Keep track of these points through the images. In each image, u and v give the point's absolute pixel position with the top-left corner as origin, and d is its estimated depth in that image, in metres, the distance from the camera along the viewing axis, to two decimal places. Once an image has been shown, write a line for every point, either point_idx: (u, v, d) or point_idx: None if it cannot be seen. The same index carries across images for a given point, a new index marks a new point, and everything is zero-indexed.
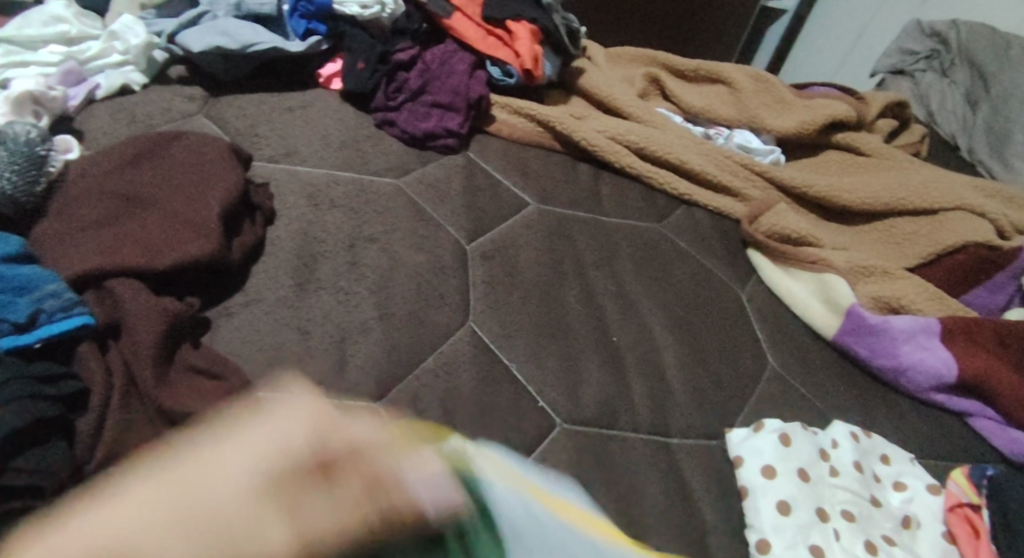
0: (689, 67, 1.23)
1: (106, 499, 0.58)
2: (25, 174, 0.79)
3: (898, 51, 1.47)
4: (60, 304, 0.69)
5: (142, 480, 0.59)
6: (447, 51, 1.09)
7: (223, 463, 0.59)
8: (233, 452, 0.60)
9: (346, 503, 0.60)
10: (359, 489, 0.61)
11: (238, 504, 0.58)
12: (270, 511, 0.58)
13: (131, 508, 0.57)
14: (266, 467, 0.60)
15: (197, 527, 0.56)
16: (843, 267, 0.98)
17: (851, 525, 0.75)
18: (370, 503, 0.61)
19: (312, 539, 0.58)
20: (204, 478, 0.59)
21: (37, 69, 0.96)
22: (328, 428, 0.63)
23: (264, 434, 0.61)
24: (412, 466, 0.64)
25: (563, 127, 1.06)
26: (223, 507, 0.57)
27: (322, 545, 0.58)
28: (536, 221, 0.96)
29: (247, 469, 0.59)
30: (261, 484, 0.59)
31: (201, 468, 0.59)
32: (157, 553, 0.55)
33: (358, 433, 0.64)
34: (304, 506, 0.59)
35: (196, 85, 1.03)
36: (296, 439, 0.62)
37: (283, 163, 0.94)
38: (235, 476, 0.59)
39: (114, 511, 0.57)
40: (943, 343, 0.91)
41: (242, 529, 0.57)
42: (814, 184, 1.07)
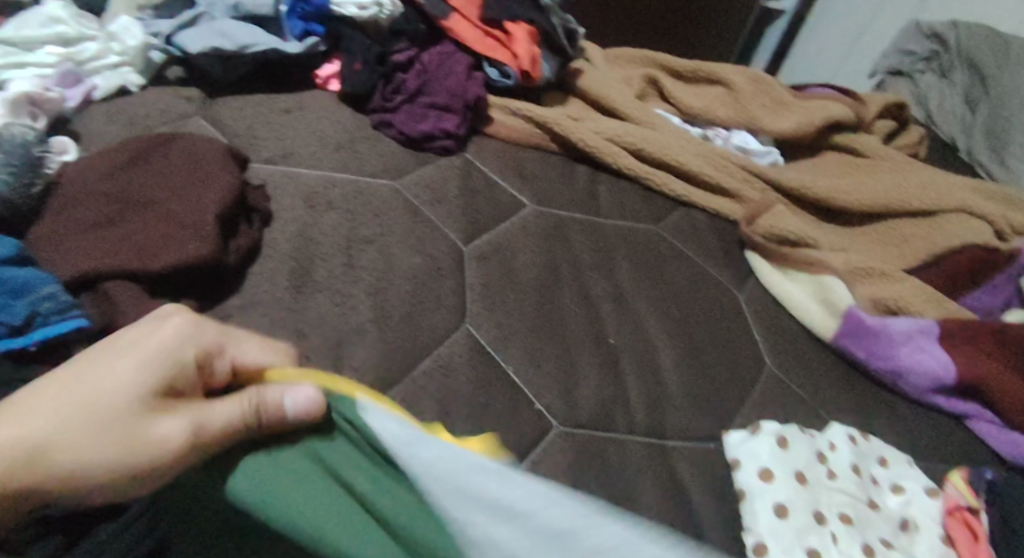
0: (688, 68, 1.23)
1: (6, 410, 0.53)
2: (22, 176, 0.79)
3: (897, 52, 1.49)
4: (56, 306, 0.70)
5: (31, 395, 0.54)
6: (445, 52, 1.08)
7: (112, 374, 0.54)
8: (118, 357, 0.55)
9: (218, 418, 0.56)
10: (239, 403, 0.57)
11: (136, 408, 0.53)
12: (156, 417, 0.54)
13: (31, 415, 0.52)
14: (152, 382, 0.54)
15: (98, 426, 0.52)
16: (840, 269, 0.98)
17: (848, 527, 0.74)
18: (243, 418, 0.57)
19: (200, 436, 0.55)
20: (101, 381, 0.54)
21: (35, 70, 0.96)
22: (173, 347, 0.56)
23: (146, 339, 0.56)
24: (281, 391, 0.59)
25: (561, 128, 1.06)
26: (118, 407, 0.53)
27: (200, 441, 0.55)
28: (534, 223, 0.96)
29: (135, 372, 0.54)
30: (147, 397, 0.54)
31: (84, 375, 0.54)
32: (84, 455, 0.52)
33: (245, 353, 0.60)
34: (193, 416, 0.55)
35: (194, 85, 1.03)
36: (177, 338, 0.56)
37: (281, 165, 0.93)
38: (126, 389, 0.54)
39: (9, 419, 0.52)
40: (941, 345, 0.91)
41: (135, 438, 0.53)
42: (812, 186, 1.07)
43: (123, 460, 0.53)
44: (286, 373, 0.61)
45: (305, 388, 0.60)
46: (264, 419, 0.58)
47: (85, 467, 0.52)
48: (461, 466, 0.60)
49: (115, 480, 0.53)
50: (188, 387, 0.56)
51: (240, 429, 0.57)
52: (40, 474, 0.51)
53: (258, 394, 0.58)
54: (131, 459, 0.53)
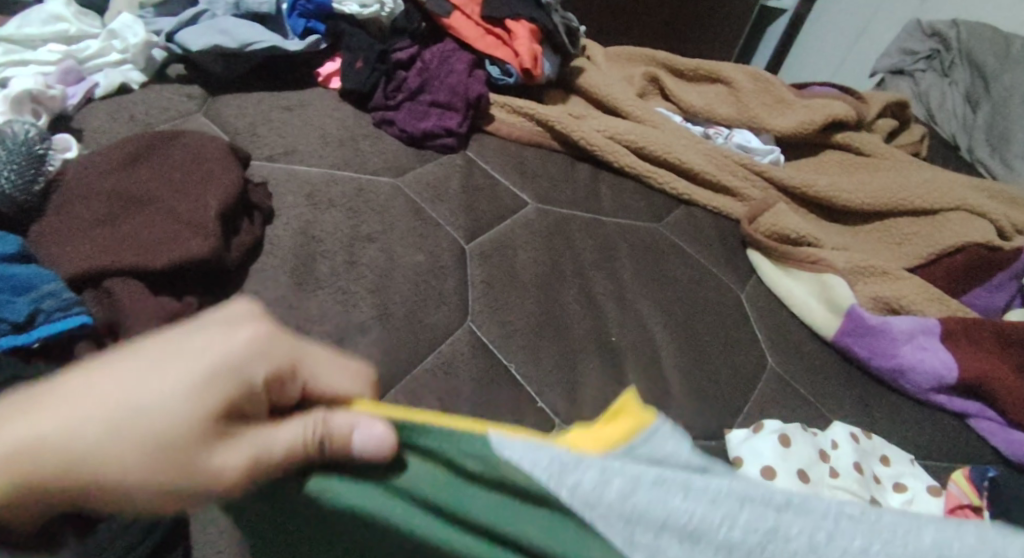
0: (689, 67, 1.23)
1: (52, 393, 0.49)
2: (24, 173, 0.79)
3: (898, 51, 1.48)
4: (59, 303, 0.70)
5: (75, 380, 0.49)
6: (446, 50, 1.09)
7: (153, 385, 0.49)
8: (186, 354, 0.50)
9: (284, 444, 0.52)
10: (303, 426, 0.52)
11: (187, 436, 0.49)
12: (201, 444, 0.49)
13: (76, 405, 0.48)
14: (209, 403, 0.49)
15: (144, 441, 0.48)
16: (843, 267, 0.98)
17: None
18: (308, 444, 0.53)
19: (263, 461, 0.51)
20: (153, 392, 0.49)
21: (35, 67, 0.96)
22: (267, 352, 0.52)
23: (210, 350, 0.50)
24: (349, 425, 0.53)
25: (562, 126, 1.06)
26: (167, 430, 0.48)
27: (263, 465, 0.51)
28: (536, 221, 0.96)
29: (189, 385, 0.49)
30: (200, 421, 0.49)
31: (127, 383, 0.49)
32: (115, 458, 0.48)
33: (323, 378, 0.55)
34: (251, 444, 0.51)
35: (195, 83, 1.03)
36: (247, 356, 0.51)
37: (282, 163, 0.93)
38: (173, 408, 0.48)
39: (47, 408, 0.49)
40: (945, 344, 0.91)
41: (183, 466, 0.49)
42: (814, 184, 1.07)
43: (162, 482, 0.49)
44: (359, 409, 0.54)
45: (374, 423, 0.53)
46: (335, 451, 0.53)
47: (125, 481, 0.48)
48: (629, 483, 0.50)
49: (156, 496, 0.49)
50: (255, 409, 0.51)
51: (306, 454, 0.53)
52: (77, 480, 0.48)
53: (322, 425, 0.53)
54: (176, 482, 0.49)
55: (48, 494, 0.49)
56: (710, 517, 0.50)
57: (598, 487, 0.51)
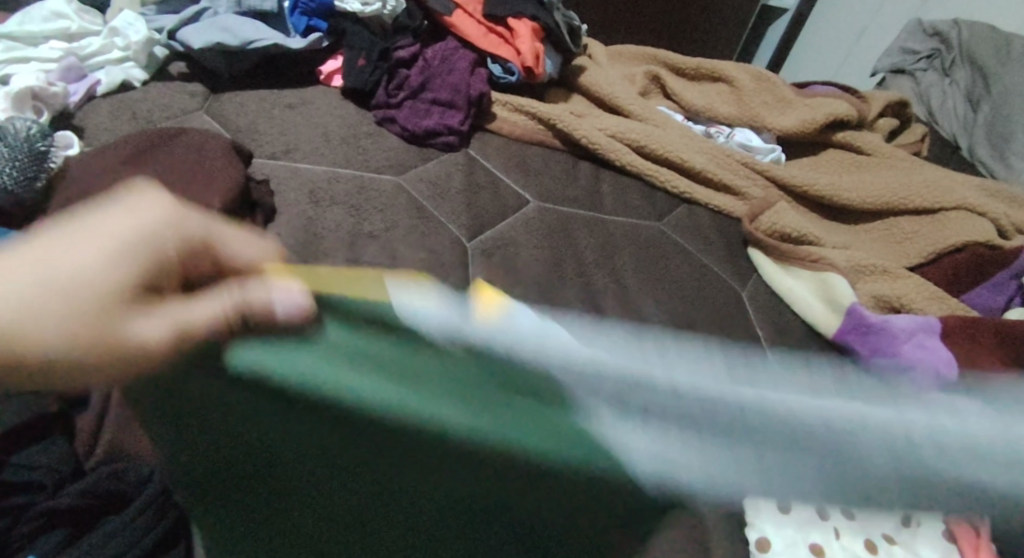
0: (690, 65, 1.23)
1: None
2: (26, 169, 0.80)
3: (899, 50, 1.48)
4: None
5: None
6: (447, 48, 1.08)
7: (69, 254, 0.54)
8: (93, 230, 0.55)
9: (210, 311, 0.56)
10: (226, 299, 0.56)
11: (105, 303, 0.54)
12: (125, 311, 0.55)
13: None
14: (131, 272, 0.55)
15: (71, 307, 0.54)
16: (843, 266, 0.98)
17: (851, 524, 0.75)
18: (231, 312, 0.56)
19: (185, 334, 0.55)
20: (78, 263, 0.54)
21: (37, 64, 0.96)
22: (180, 223, 0.57)
23: (122, 224, 0.55)
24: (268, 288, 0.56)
25: (563, 124, 1.06)
26: (81, 297, 0.54)
27: (184, 336, 0.55)
28: (537, 219, 0.97)
29: (111, 255, 0.55)
30: (121, 292, 0.55)
31: (51, 249, 0.54)
32: (29, 331, 0.53)
33: (237, 247, 0.60)
34: (172, 316, 0.56)
35: (197, 81, 1.03)
36: (162, 227, 0.56)
37: (284, 160, 0.93)
38: (107, 276, 0.54)
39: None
40: (943, 341, 0.91)
41: (110, 333, 0.54)
42: (815, 183, 1.07)
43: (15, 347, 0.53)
44: (271, 275, 0.58)
45: (287, 288, 0.56)
46: (257, 316, 0.56)
47: (51, 349, 0.54)
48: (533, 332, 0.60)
49: (78, 361, 0.54)
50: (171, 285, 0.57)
51: (228, 325, 0.56)
52: (4, 353, 0.53)
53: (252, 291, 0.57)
54: (93, 352, 0.54)
55: None
56: (648, 367, 0.60)
57: (531, 346, 0.58)
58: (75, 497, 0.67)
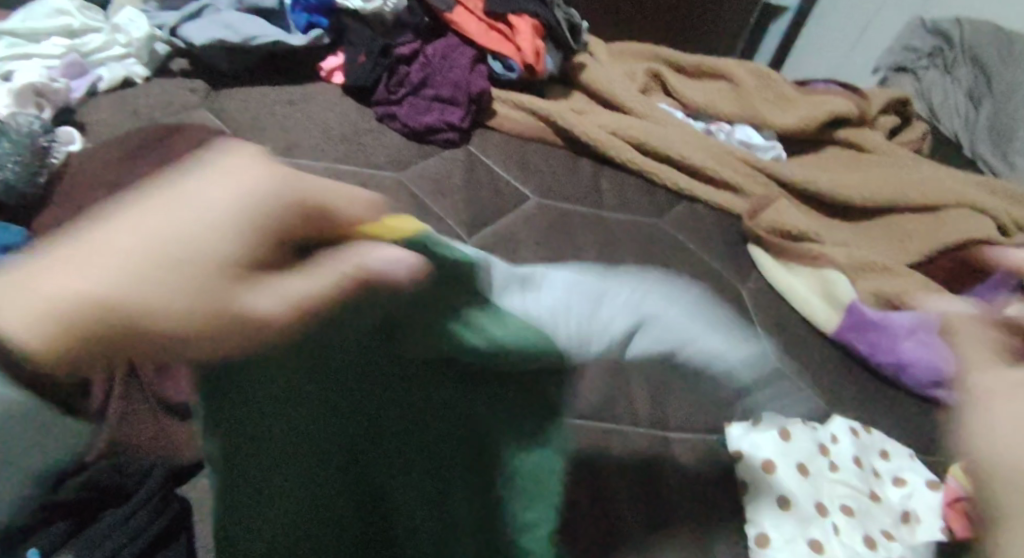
0: (691, 63, 1.23)
1: (77, 254, 0.49)
2: (29, 164, 0.79)
3: (900, 48, 1.49)
4: None
5: (118, 227, 0.50)
6: (449, 45, 1.08)
7: (168, 219, 0.51)
8: (194, 197, 0.52)
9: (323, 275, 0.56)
10: (331, 271, 0.56)
11: (217, 275, 0.51)
12: (236, 283, 0.52)
13: (98, 261, 0.49)
14: (243, 231, 0.52)
15: (187, 274, 0.50)
16: (844, 264, 0.99)
17: (850, 519, 0.75)
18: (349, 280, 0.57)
19: (297, 305, 0.55)
20: (204, 233, 0.51)
21: (39, 60, 0.96)
22: (280, 190, 0.54)
23: (221, 193, 0.52)
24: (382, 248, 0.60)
25: (563, 121, 1.06)
26: (189, 263, 0.51)
27: (309, 301, 0.56)
28: (536, 215, 0.97)
29: (222, 217, 0.52)
30: (230, 264, 0.52)
31: (171, 220, 0.51)
32: (168, 300, 0.50)
33: (338, 208, 0.58)
34: (286, 287, 0.54)
35: (198, 77, 1.03)
36: (260, 188, 0.53)
37: (284, 156, 0.94)
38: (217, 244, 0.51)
39: (83, 265, 0.49)
40: (945, 339, 0.89)
41: (219, 303, 0.51)
42: (816, 180, 1.07)
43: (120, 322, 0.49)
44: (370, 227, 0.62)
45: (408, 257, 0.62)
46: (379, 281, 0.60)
47: (167, 315, 0.50)
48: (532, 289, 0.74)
49: (192, 330, 0.51)
50: (275, 255, 0.54)
51: (348, 289, 0.58)
52: (109, 323, 0.49)
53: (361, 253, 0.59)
54: (210, 321, 0.51)
55: (82, 344, 0.49)
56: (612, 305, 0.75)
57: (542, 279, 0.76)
58: (74, 491, 0.64)
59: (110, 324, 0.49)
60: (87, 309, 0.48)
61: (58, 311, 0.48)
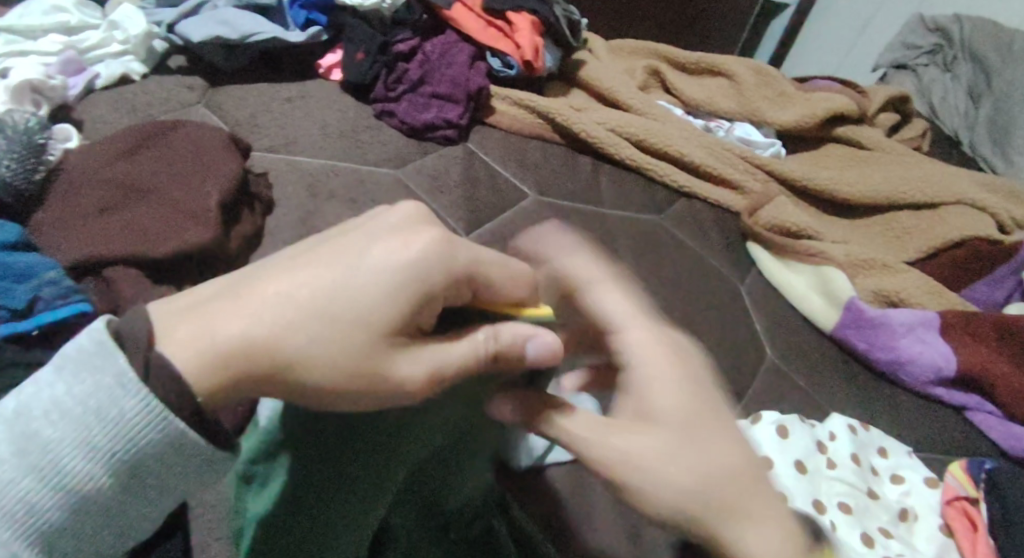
0: (690, 61, 1.23)
1: (235, 294, 0.50)
2: (25, 160, 0.79)
3: (899, 45, 1.47)
4: (58, 292, 0.70)
5: (292, 272, 0.51)
6: (447, 42, 1.08)
7: (356, 270, 0.51)
8: (373, 257, 0.51)
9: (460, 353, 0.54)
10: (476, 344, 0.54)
11: (365, 340, 0.51)
12: (377, 345, 0.51)
13: (264, 299, 0.50)
14: (393, 299, 0.51)
15: (343, 329, 0.50)
16: (842, 261, 0.98)
17: (847, 517, 0.74)
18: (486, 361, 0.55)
19: (439, 379, 0.53)
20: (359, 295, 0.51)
21: (36, 58, 0.96)
22: (450, 258, 0.52)
23: (392, 254, 0.51)
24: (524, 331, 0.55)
25: (562, 118, 1.06)
26: (365, 318, 0.51)
27: (439, 380, 0.54)
28: (535, 213, 0.96)
29: (387, 281, 0.51)
30: (378, 330, 0.51)
31: (316, 265, 0.51)
32: (303, 347, 0.50)
33: (496, 276, 0.55)
34: (429, 359, 0.53)
35: (196, 74, 1.03)
36: (427, 264, 0.52)
37: (282, 153, 0.93)
38: (366, 309, 0.51)
39: (297, 313, 0.50)
40: (944, 336, 0.91)
41: (374, 365, 0.51)
42: (815, 177, 1.07)
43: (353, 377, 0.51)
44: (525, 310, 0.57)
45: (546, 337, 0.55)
46: (513, 359, 0.55)
47: (315, 370, 0.50)
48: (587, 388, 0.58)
49: (339, 391, 0.51)
50: (426, 321, 0.53)
51: (477, 370, 0.55)
52: (272, 363, 0.49)
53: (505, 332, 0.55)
54: (356, 381, 0.51)
55: (259, 375, 0.50)
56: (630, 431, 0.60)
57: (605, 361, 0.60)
58: None
59: (261, 365, 0.49)
60: (266, 348, 0.49)
61: (237, 348, 0.49)
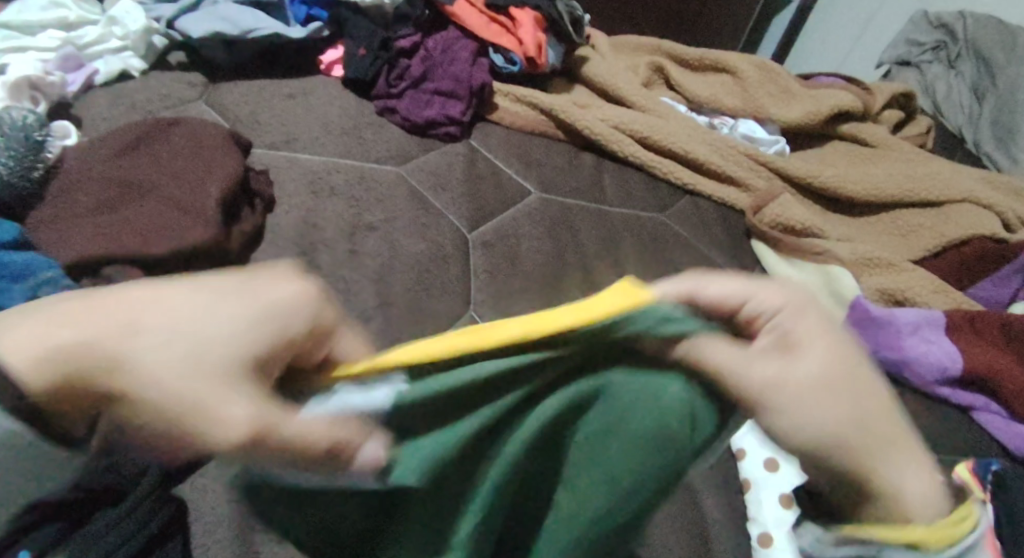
0: (694, 56, 1.22)
1: (100, 297, 0.47)
2: (22, 159, 0.78)
3: (904, 42, 1.47)
4: (55, 293, 0.70)
5: (157, 290, 0.46)
6: (449, 38, 1.08)
7: (218, 308, 0.45)
8: (235, 299, 0.46)
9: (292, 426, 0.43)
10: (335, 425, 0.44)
11: (190, 365, 0.44)
12: (210, 386, 0.44)
13: (116, 306, 0.46)
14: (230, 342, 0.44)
15: (180, 353, 0.44)
16: (848, 259, 0.98)
17: None
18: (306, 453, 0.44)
19: (268, 437, 0.43)
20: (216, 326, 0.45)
21: (36, 54, 0.95)
22: (302, 315, 0.46)
23: (256, 297, 0.46)
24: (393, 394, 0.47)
25: (566, 115, 1.05)
26: (206, 343, 0.44)
27: (270, 445, 0.43)
28: (538, 210, 0.96)
29: (238, 324, 0.45)
30: (224, 365, 0.44)
31: (188, 299, 0.46)
32: (130, 360, 0.45)
33: (344, 346, 0.48)
34: (274, 414, 0.43)
35: (196, 70, 1.02)
36: (292, 306, 0.46)
37: (283, 150, 0.93)
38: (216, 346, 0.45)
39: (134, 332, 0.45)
40: (948, 336, 0.91)
41: (202, 402, 0.43)
42: (820, 175, 1.07)
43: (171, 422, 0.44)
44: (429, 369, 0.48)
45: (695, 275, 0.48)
46: (336, 465, 0.45)
47: (154, 392, 0.44)
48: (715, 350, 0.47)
49: (160, 419, 0.45)
50: (275, 373, 0.46)
51: (313, 459, 0.44)
52: (99, 369, 0.45)
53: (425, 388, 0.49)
54: (174, 416, 0.44)
55: (87, 385, 0.46)
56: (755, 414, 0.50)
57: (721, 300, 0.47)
58: None
59: (92, 366, 0.46)
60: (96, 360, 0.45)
61: (63, 358, 0.46)
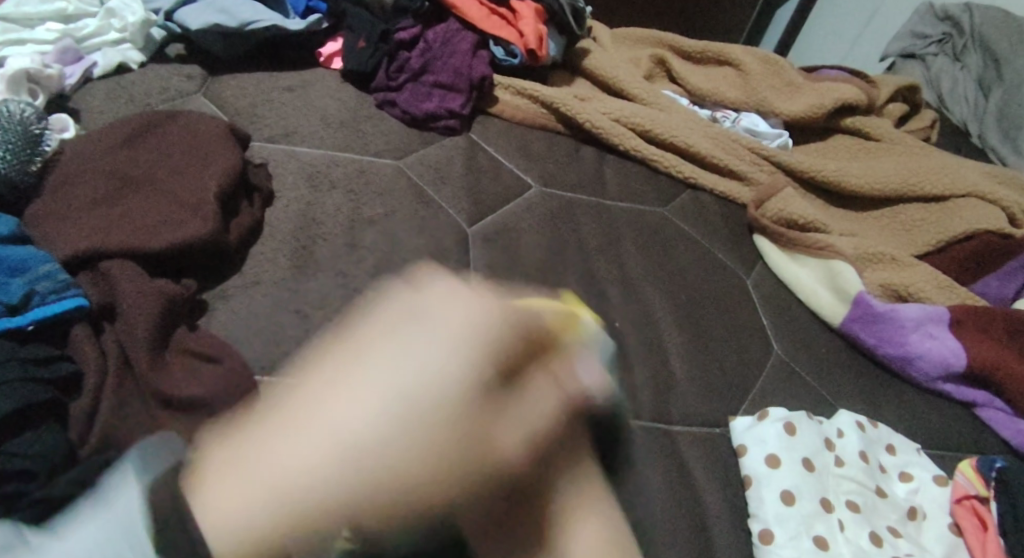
0: (697, 49, 1.21)
1: (287, 424, 0.42)
2: (19, 154, 0.77)
3: (909, 34, 1.45)
4: (53, 286, 0.68)
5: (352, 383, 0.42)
6: (450, 29, 1.06)
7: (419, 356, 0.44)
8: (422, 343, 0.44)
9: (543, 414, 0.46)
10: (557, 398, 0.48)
11: (449, 425, 0.44)
12: (467, 433, 0.44)
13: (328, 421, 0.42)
14: (470, 363, 0.45)
15: (423, 428, 0.43)
16: (850, 254, 0.96)
17: (855, 516, 0.74)
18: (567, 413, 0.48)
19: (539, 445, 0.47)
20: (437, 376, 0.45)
21: (33, 47, 0.94)
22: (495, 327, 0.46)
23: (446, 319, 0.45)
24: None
25: (567, 108, 1.04)
26: (438, 400, 0.44)
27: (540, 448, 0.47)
28: (540, 205, 0.95)
29: (453, 380, 0.44)
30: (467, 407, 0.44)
31: (388, 361, 0.43)
32: (393, 460, 0.42)
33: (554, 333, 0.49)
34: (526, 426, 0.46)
35: (195, 63, 1.01)
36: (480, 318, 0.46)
37: (282, 144, 0.92)
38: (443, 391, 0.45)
39: (388, 421, 0.43)
40: (953, 333, 0.90)
41: (467, 452, 0.44)
42: (823, 169, 1.06)
43: (476, 468, 0.44)
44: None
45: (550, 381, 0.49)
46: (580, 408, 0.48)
47: (409, 482, 0.43)
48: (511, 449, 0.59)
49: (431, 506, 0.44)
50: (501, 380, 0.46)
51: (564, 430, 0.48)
52: (366, 496, 0.42)
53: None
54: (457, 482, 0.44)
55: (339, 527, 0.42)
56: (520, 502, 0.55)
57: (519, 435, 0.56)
58: None
59: (346, 503, 0.42)
60: (352, 468, 0.42)
61: (321, 512, 0.42)
